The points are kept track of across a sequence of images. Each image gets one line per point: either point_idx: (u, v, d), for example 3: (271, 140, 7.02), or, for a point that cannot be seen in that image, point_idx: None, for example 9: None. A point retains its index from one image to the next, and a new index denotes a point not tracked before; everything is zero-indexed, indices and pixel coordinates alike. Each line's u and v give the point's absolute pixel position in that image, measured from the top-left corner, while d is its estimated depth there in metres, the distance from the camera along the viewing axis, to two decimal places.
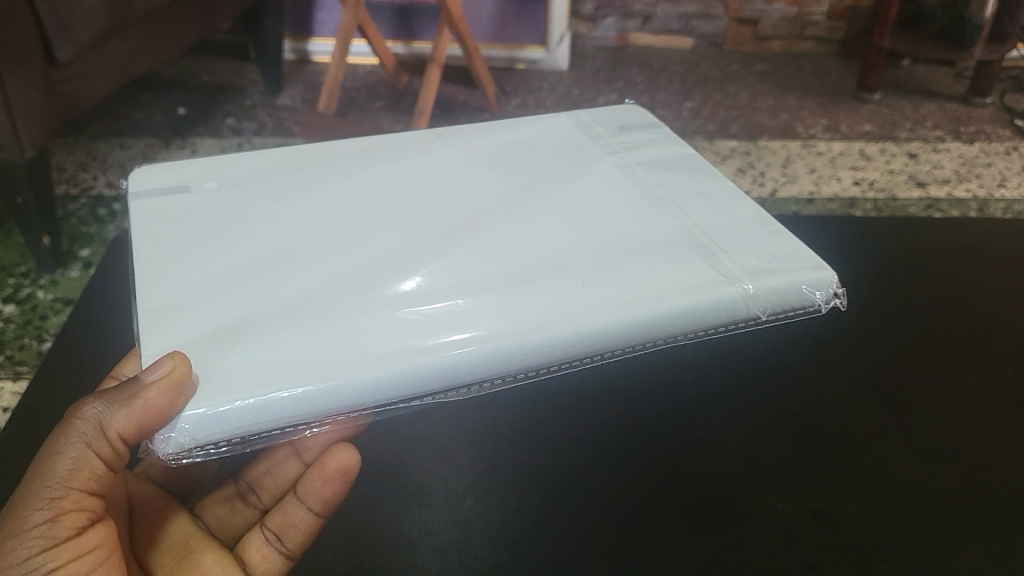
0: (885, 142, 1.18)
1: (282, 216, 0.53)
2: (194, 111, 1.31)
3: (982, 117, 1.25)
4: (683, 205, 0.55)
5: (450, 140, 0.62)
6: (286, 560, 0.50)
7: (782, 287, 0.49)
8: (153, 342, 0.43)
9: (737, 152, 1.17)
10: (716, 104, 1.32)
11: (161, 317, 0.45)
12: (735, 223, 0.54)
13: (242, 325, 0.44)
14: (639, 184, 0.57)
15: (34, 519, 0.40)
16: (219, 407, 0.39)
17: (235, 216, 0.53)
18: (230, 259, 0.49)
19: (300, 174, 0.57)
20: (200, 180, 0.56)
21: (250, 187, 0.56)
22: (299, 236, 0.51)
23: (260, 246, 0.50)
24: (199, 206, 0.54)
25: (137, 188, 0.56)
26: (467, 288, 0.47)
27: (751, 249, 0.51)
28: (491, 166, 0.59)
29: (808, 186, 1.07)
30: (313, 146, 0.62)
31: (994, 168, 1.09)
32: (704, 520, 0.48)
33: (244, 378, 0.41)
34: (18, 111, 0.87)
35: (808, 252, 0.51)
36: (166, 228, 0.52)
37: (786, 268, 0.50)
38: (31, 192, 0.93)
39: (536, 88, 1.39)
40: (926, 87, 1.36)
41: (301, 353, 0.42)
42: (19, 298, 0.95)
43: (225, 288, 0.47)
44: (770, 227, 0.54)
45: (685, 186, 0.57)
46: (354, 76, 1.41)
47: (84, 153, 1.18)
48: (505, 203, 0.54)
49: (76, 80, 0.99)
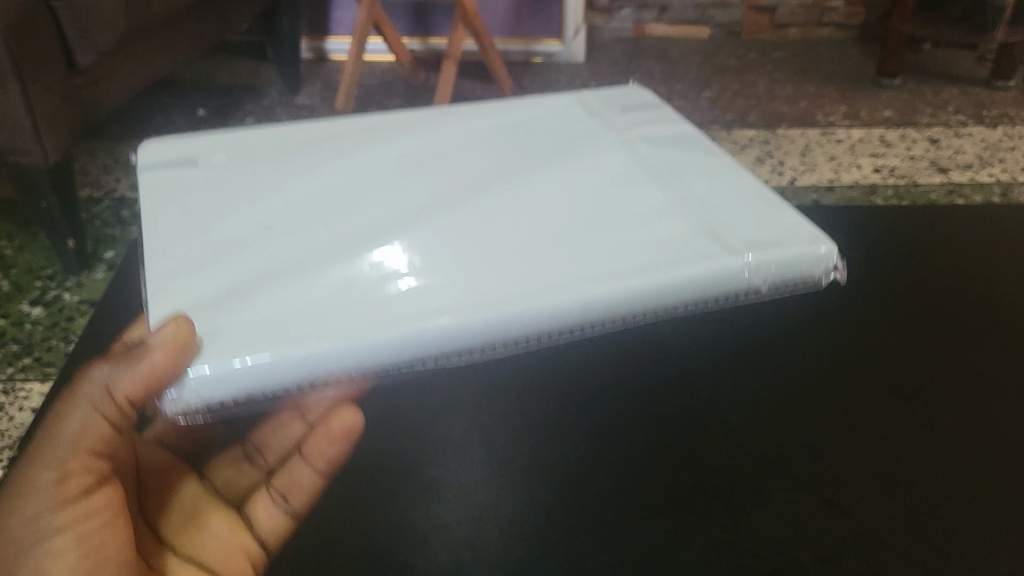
0: (905, 128, 1.17)
1: (290, 192, 0.53)
2: (215, 112, 1.32)
3: (1005, 100, 1.24)
4: (685, 182, 0.55)
5: (452, 121, 0.62)
6: (291, 520, 0.48)
7: (783, 259, 0.48)
8: (163, 304, 0.44)
9: (755, 141, 1.16)
10: (734, 93, 1.32)
11: (172, 282, 0.45)
12: (737, 199, 0.54)
13: (247, 290, 0.44)
14: (641, 162, 0.57)
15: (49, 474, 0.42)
16: (227, 366, 0.40)
17: (242, 190, 0.53)
18: (233, 232, 0.49)
19: (307, 154, 0.58)
20: (209, 154, 0.57)
21: (254, 164, 0.56)
22: (303, 212, 0.51)
23: (263, 220, 0.51)
24: (206, 180, 0.54)
25: (148, 161, 0.57)
26: (465, 262, 0.47)
27: (748, 223, 0.51)
28: (494, 144, 0.59)
29: (828, 174, 1.07)
30: (315, 126, 0.62)
31: (1017, 152, 1.08)
32: (711, 498, 0.47)
33: (249, 340, 0.41)
34: (42, 116, 0.89)
35: (809, 227, 0.51)
36: (175, 199, 0.52)
37: (785, 242, 0.50)
38: (55, 197, 0.95)
39: (553, 80, 1.38)
40: (948, 71, 1.34)
41: (302, 317, 0.43)
42: (46, 301, 0.96)
43: (230, 255, 0.47)
44: (771, 202, 0.53)
45: (686, 165, 0.57)
46: (372, 74, 1.41)
47: (107, 156, 1.20)
48: (508, 178, 0.54)
49: (99, 85, 1.00)
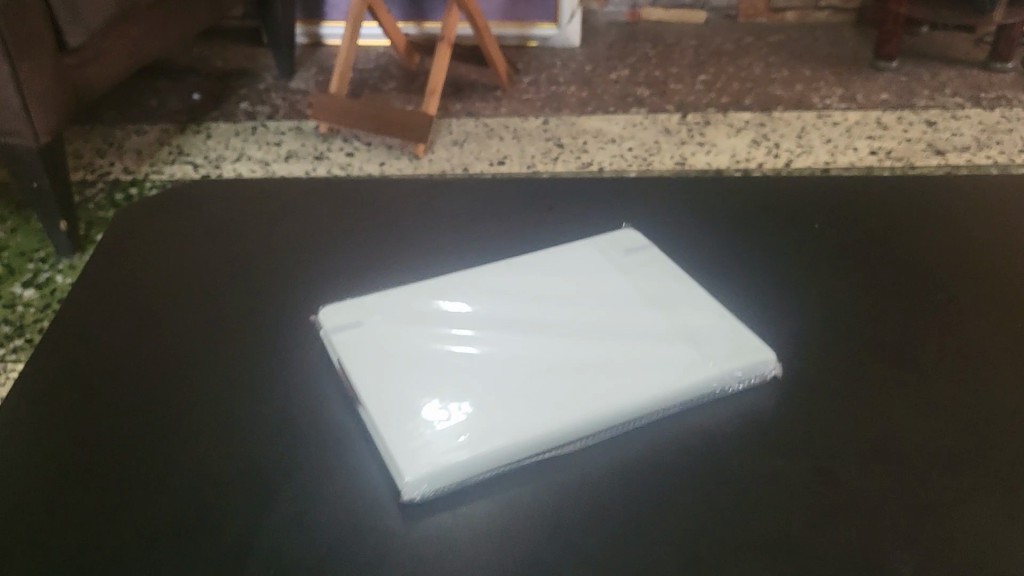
0: (902, 111, 1.16)
1: (321, 252, 0.58)
2: (209, 97, 1.32)
3: (1003, 83, 1.23)
4: (641, 199, 0.63)
5: (455, 182, 0.66)
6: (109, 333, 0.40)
7: (738, 246, 0.57)
8: (220, 352, 0.49)
9: (751, 124, 1.16)
10: (730, 76, 1.31)
11: (218, 333, 0.50)
12: (688, 217, 0.61)
13: (296, 344, 0.49)
14: (600, 194, 0.64)
15: (17, 427, 0.43)
16: (307, 402, 0.45)
17: (276, 251, 0.58)
18: (268, 290, 0.54)
19: (324, 213, 0.62)
20: (228, 225, 0.61)
21: (280, 226, 0.60)
22: (337, 268, 0.56)
23: (297, 278, 0.55)
24: (236, 249, 0.58)
25: (178, 238, 0.60)
26: (493, 302, 0.51)
27: (701, 228, 0.59)
28: (492, 202, 0.63)
29: (824, 157, 1.06)
30: (326, 186, 0.66)
31: (1015, 134, 1.07)
32: None
33: (327, 389, 0.46)
34: (30, 96, 0.89)
35: (756, 214, 0.61)
36: (210, 269, 0.56)
37: (732, 239, 0.58)
38: (46, 177, 0.94)
39: (547, 65, 1.38)
40: (945, 54, 1.34)
41: (366, 349, 0.47)
42: (38, 283, 0.95)
43: (266, 311, 0.52)
44: (711, 208, 0.62)
45: (640, 191, 0.64)
46: (367, 59, 1.42)
47: (100, 140, 1.19)
48: (508, 237, 0.59)
49: (90, 66, 1.00)
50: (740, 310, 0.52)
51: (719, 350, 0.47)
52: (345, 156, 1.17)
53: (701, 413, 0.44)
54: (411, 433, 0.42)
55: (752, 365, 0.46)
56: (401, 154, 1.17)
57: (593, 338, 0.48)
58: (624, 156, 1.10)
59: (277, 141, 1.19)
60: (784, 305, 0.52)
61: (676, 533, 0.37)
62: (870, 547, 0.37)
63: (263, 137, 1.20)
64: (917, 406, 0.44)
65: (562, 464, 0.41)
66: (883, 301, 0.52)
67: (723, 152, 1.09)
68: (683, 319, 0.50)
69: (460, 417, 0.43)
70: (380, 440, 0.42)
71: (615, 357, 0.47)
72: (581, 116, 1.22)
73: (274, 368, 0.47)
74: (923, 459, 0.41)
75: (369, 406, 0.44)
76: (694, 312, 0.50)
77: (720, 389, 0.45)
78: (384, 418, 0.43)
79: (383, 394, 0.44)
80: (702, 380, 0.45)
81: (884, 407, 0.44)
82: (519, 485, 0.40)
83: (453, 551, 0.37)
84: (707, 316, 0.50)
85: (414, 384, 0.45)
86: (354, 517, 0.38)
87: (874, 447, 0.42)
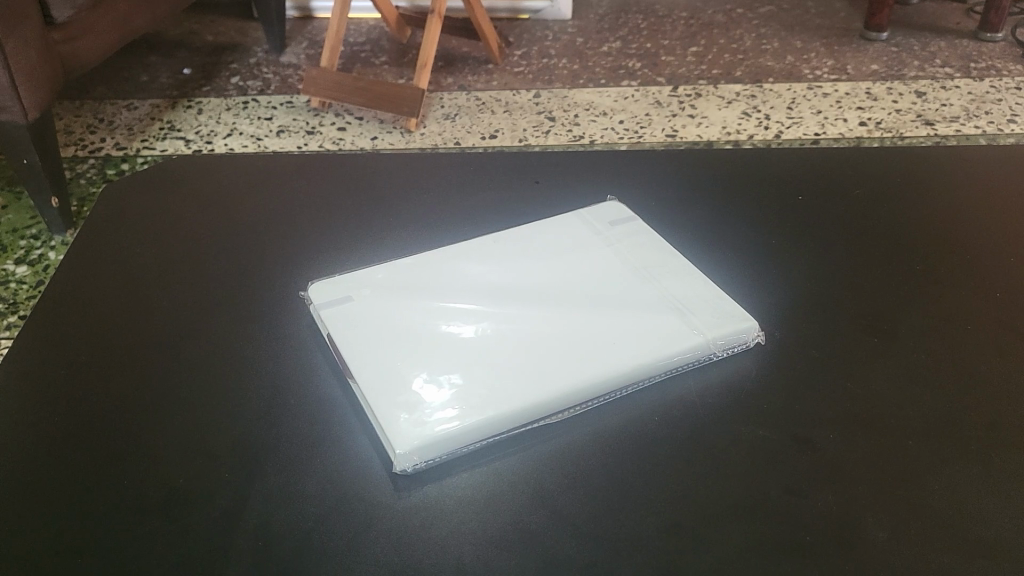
0: (892, 82, 1.16)
1: (306, 227, 0.58)
2: (200, 71, 1.32)
3: (993, 52, 1.23)
4: (618, 177, 0.63)
5: (440, 159, 0.66)
6: None
7: (712, 225, 0.58)
8: (208, 327, 0.49)
9: (742, 96, 1.16)
10: (721, 48, 1.31)
11: (205, 309, 0.50)
12: (668, 195, 0.61)
13: (278, 318, 0.50)
14: (580, 170, 0.64)
15: (6, 405, 0.44)
16: (293, 376, 0.45)
17: (259, 227, 0.58)
18: (251, 265, 0.54)
19: (309, 188, 0.63)
20: (214, 199, 0.61)
21: (264, 203, 0.61)
22: (319, 243, 0.57)
23: (280, 253, 0.56)
24: (221, 224, 0.58)
25: (164, 212, 0.60)
26: (477, 277, 0.52)
27: (685, 207, 0.60)
28: (474, 179, 0.64)
29: (814, 128, 1.06)
30: (309, 162, 0.66)
31: (1004, 104, 1.07)
32: None
33: (312, 361, 0.47)
34: (17, 71, 0.89)
35: (735, 192, 0.61)
36: (193, 245, 0.56)
37: (710, 217, 0.58)
38: (36, 154, 0.94)
39: (539, 37, 1.38)
40: (936, 24, 1.34)
41: (349, 323, 0.48)
42: (31, 260, 0.95)
43: (251, 284, 0.53)
44: (691, 185, 0.62)
45: (619, 168, 0.64)
46: (358, 33, 1.42)
47: (90, 115, 1.19)
48: (490, 213, 0.59)
49: (77, 42, 1.00)
50: (724, 282, 0.52)
51: (703, 320, 0.48)
52: (337, 131, 1.17)
53: (687, 382, 0.45)
54: (400, 405, 0.42)
55: (733, 334, 0.47)
56: (393, 128, 1.17)
57: (579, 309, 0.49)
58: (614, 129, 1.10)
59: (268, 116, 1.19)
60: (771, 278, 0.52)
61: (658, 499, 0.38)
62: (847, 514, 0.37)
63: (254, 112, 1.20)
64: (896, 375, 0.45)
65: (544, 436, 0.42)
66: (864, 272, 0.53)
67: (714, 123, 1.09)
68: (670, 291, 0.50)
69: (449, 390, 0.43)
70: (369, 412, 0.42)
71: (599, 328, 0.47)
72: (572, 89, 1.22)
73: (263, 342, 0.48)
74: (903, 425, 0.42)
75: (359, 378, 0.44)
76: (678, 284, 0.51)
77: (705, 358, 0.46)
78: (373, 391, 0.43)
79: (371, 366, 0.45)
80: (687, 350, 0.46)
81: (863, 376, 0.45)
82: (505, 456, 0.41)
83: (438, 520, 0.38)
84: (691, 286, 0.51)
85: (402, 356, 0.45)
86: (342, 486, 0.39)
87: (854, 415, 0.43)
